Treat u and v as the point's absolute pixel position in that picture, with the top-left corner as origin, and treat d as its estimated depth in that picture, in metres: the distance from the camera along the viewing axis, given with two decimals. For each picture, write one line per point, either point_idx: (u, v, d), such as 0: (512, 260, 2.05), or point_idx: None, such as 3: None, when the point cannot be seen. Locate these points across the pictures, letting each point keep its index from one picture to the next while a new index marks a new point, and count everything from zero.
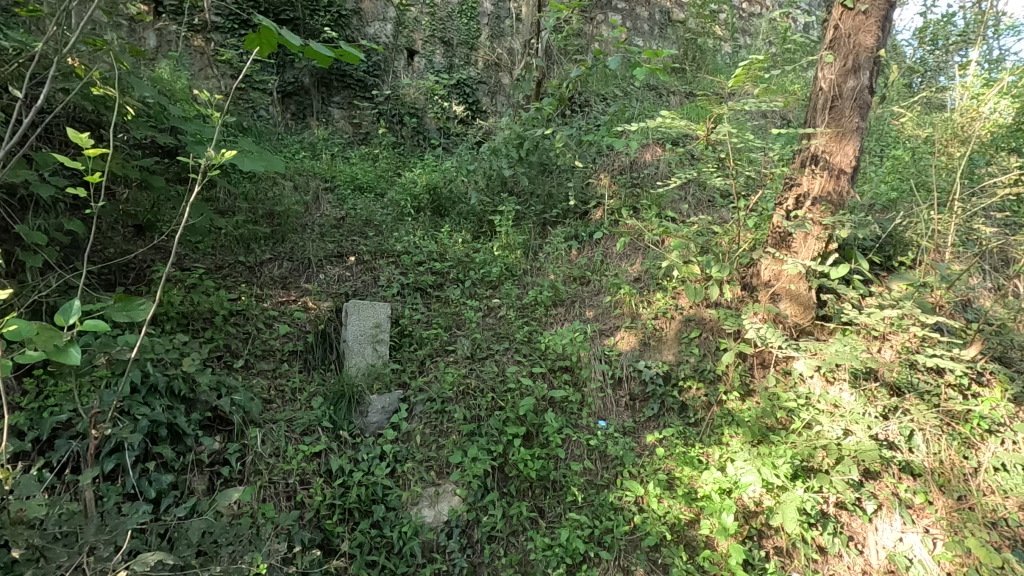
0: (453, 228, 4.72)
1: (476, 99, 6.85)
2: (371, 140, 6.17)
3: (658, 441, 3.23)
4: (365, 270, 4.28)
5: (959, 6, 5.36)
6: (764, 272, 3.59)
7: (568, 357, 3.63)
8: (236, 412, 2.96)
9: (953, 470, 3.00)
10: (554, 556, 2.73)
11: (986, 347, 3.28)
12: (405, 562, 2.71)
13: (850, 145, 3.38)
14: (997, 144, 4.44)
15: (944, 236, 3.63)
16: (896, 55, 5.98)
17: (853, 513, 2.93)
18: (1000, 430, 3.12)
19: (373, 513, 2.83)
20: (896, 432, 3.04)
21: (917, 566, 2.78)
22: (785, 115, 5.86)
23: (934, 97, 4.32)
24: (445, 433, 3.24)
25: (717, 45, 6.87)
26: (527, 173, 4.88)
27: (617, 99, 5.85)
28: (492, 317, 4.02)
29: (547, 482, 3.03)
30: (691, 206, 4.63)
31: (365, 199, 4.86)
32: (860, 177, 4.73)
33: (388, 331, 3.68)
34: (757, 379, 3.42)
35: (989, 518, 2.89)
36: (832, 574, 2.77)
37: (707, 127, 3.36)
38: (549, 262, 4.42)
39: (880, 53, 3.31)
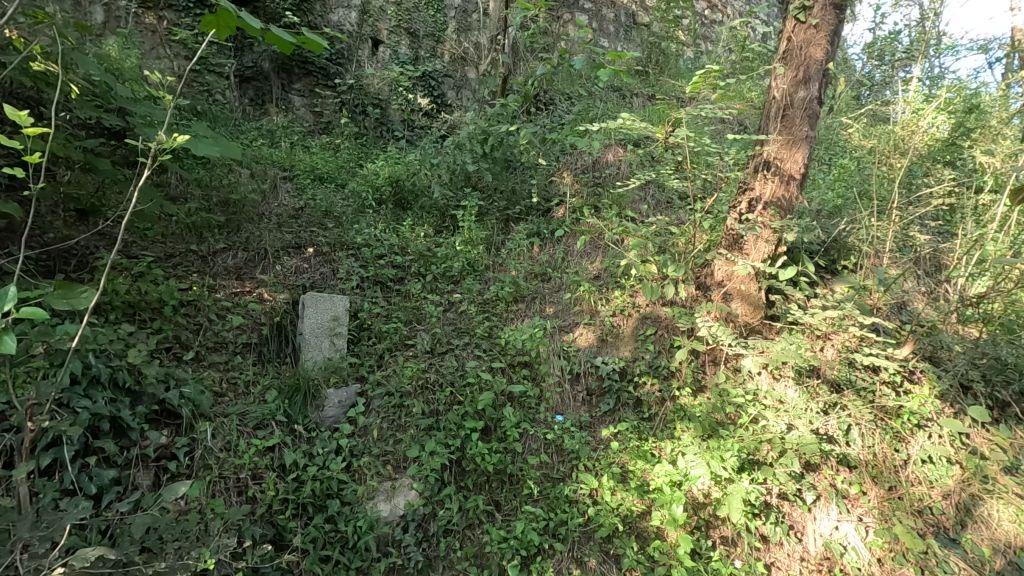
0: (415, 222, 4.68)
1: (441, 93, 6.79)
2: (333, 129, 6.05)
3: (613, 436, 3.31)
4: (323, 262, 4.21)
5: (904, 24, 5.65)
6: (717, 272, 3.72)
7: (527, 353, 3.67)
8: (184, 406, 2.87)
9: (885, 462, 3.20)
10: (509, 548, 2.77)
11: (917, 347, 3.50)
12: (360, 557, 2.69)
13: (799, 152, 3.53)
14: (934, 157, 4.72)
15: (882, 242, 3.85)
16: (846, 68, 6.27)
17: (794, 504, 3.07)
18: (928, 425, 3.33)
19: (327, 508, 2.79)
20: (834, 427, 3.26)
21: (850, 553, 2.95)
22: (742, 121, 6.06)
23: (879, 110, 4.55)
24: (402, 427, 3.23)
25: (679, 50, 7.04)
26: (491, 169, 4.89)
27: (582, 99, 5.92)
28: (453, 312, 4.02)
29: (503, 475, 3.06)
30: (650, 206, 4.74)
31: (325, 190, 4.77)
32: (809, 183, 4.96)
33: (346, 324, 3.63)
34: (709, 375, 3.54)
35: (916, 507, 3.10)
36: (773, 561, 2.91)
37: (666, 130, 3.45)
38: (511, 258, 4.45)
39: (829, 66, 3.47)
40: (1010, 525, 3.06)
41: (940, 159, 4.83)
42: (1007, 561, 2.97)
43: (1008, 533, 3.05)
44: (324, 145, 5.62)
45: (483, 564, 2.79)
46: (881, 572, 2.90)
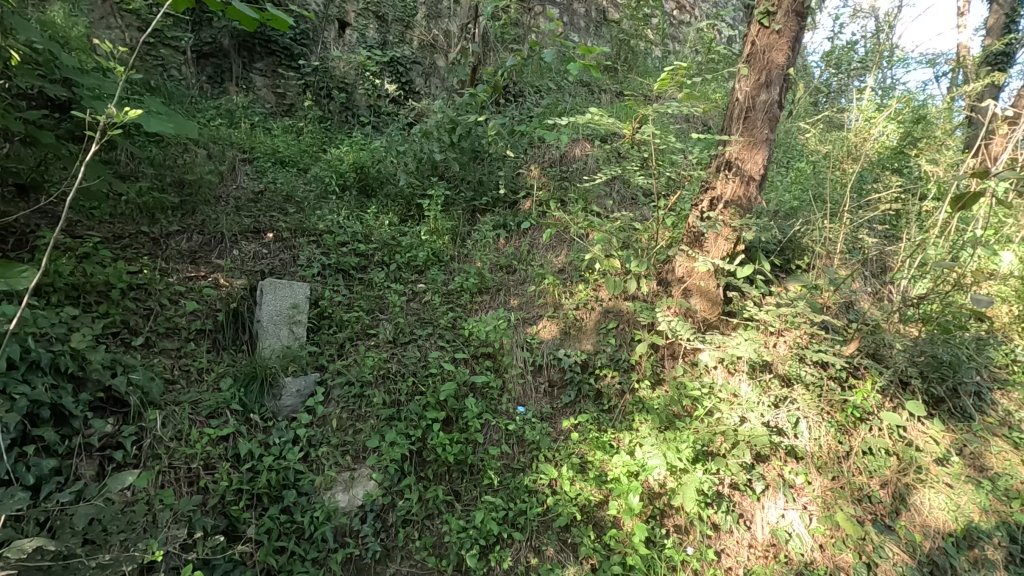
0: (379, 209, 4.61)
1: (409, 80, 6.62)
2: (296, 112, 5.88)
3: (573, 427, 3.36)
4: (283, 248, 4.09)
5: (861, 35, 5.88)
6: (678, 268, 3.81)
7: (490, 344, 3.68)
8: (133, 393, 2.76)
9: (829, 453, 3.35)
10: (468, 537, 2.79)
11: (862, 345, 3.68)
12: (316, 548, 2.65)
13: (759, 154, 3.64)
14: (884, 164, 4.94)
15: (834, 243, 4.02)
16: (806, 75, 6.49)
17: (744, 493, 3.19)
18: (870, 418, 3.51)
19: (283, 499, 2.74)
20: (784, 419, 3.37)
21: (795, 539, 3.08)
22: (706, 121, 6.21)
23: (835, 116, 4.73)
24: (362, 417, 3.19)
25: (648, 49, 7.14)
26: (458, 159, 4.85)
27: (551, 92, 5.94)
28: (416, 302, 3.98)
29: (464, 465, 3.07)
30: (615, 202, 4.80)
31: (287, 174, 4.64)
32: (768, 185, 5.13)
33: (306, 312, 3.55)
34: (667, 368, 3.63)
35: (856, 495, 3.26)
36: (723, 549, 3.01)
37: (632, 127, 3.49)
38: (477, 249, 4.44)
39: (789, 71, 3.58)
40: (939, 512, 3.26)
41: (889, 166, 5.06)
42: (936, 546, 3.17)
43: (938, 519, 3.25)
44: (287, 128, 5.45)
45: (441, 553, 2.79)
46: (822, 557, 3.04)
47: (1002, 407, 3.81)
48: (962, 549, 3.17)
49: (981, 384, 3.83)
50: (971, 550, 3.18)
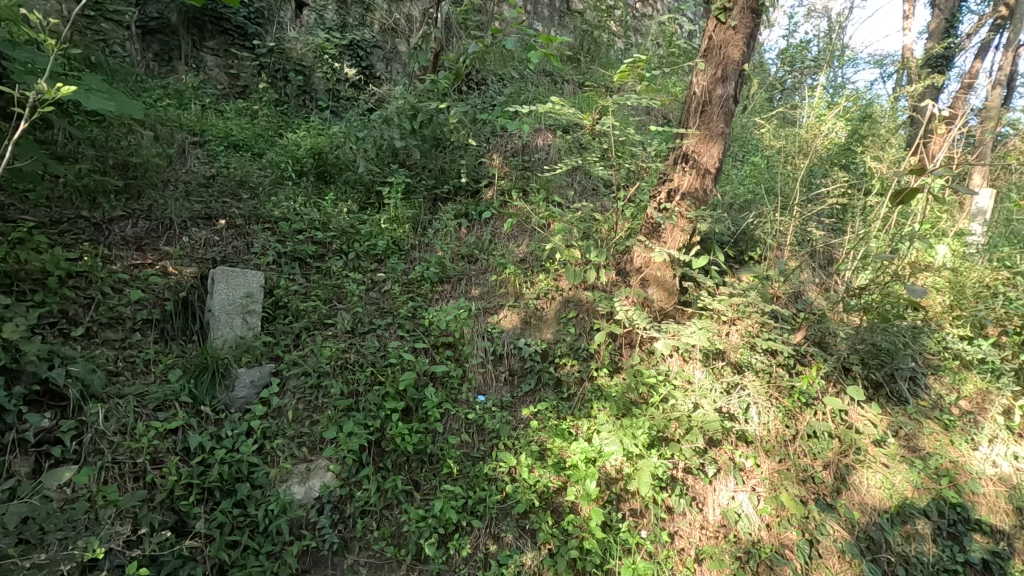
0: (338, 196, 4.50)
1: (369, 64, 6.39)
2: (250, 94, 5.66)
3: (533, 415, 3.39)
4: (237, 235, 3.96)
5: (814, 34, 6.08)
6: (636, 259, 3.88)
7: (451, 334, 3.66)
8: (72, 386, 2.64)
9: (777, 437, 3.49)
10: (427, 526, 2.79)
11: (809, 333, 3.84)
12: (271, 541, 2.60)
13: (715, 147, 3.73)
14: (832, 160, 5.14)
15: (784, 236, 4.17)
16: (762, 72, 6.68)
17: (697, 476, 3.29)
18: (814, 403, 3.68)
19: (236, 492, 2.67)
20: (735, 405, 3.48)
21: (744, 519, 3.20)
22: (666, 114, 6.32)
23: (787, 112, 4.89)
24: (320, 408, 3.14)
25: (610, 40, 7.20)
26: (419, 146, 4.77)
27: (514, 81, 5.93)
28: (376, 291, 3.92)
29: (423, 455, 3.06)
30: (577, 192, 4.84)
31: (240, 158, 4.47)
32: (724, 178, 5.29)
33: (261, 302, 3.44)
34: (625, 357, 3.71)
35: (801, 477, 3.42)
36: (676, 530, 3.10)
37: (593, 118, 3.52)
38: (438, 238, 4.41)
39: (745, 66, 3.67)
40: (875, 490, 3.46)
41: (837, 162, 5.27)
42: (872, 522, 3.37)
43: (875, 497, 3.45)
44: (241, 111, 5.25)
45: (400, 543, 2.78)
46: (769, 535, 3.18)
47: (935, 391, 4.07)
48: (896, 524, 3.38)
49: (917, 370, 4.08)
50: (904, 525, 3.40)
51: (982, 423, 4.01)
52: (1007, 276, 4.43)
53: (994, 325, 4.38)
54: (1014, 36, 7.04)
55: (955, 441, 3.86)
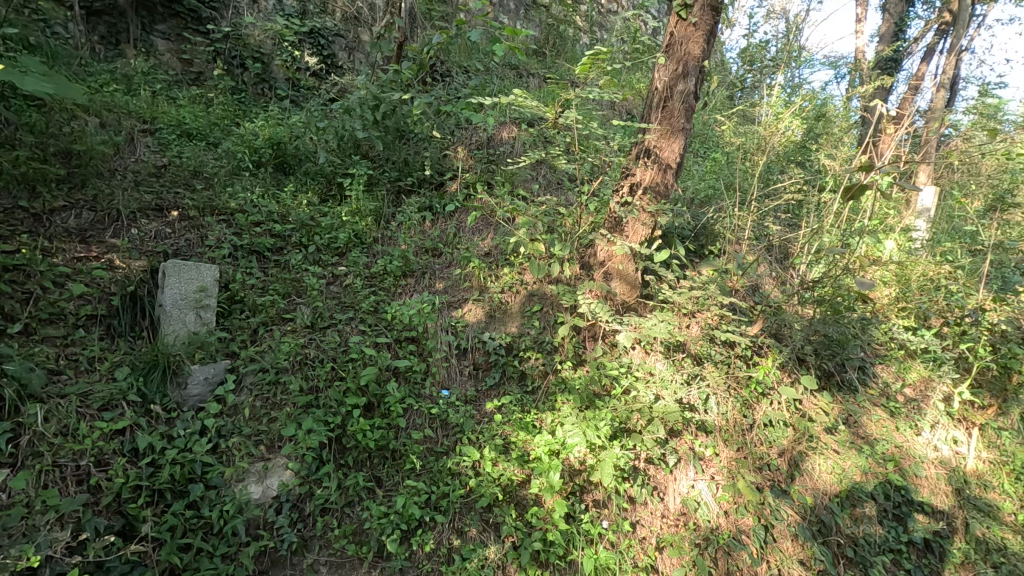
0: (297, 188, 4.38)
1: (331, 52, 6.22)
2: (205, 81, 5.44)
3: (497, 409, 3.39)
4: (189, 227, 3.80)
5: (773, 35, 6.25)
6: (599, 252, 3.92)
7: (414, 328, 3.62)
8: (8, 386, 2.49)
9: (735, 427, 3.58)
10: (389, 523, 2.75)
11: (765, 325, 3.96)
12: (226, 542, 2.53)
13: (676, 142, 3.79)
14: (788, 157, 5.31)
15: (742, 231, 4.29)
16: (723, 70, 6.83)
17: (658, 466, 3.34)
18: (770, 393, 3.79)
19: (188, 493, 2.58)
20: (696, 396, 3.56)
21: (703, 507, 3.27)
22: (630, 110, 6.40)
23: (747, 110, 5.00)
24: (278, 405, 3.05)
25: (576, 35, 7.24)
26: (382, 138, 4.69)
27: (479, 73, 5.90)
28: (337, 285, 3.83)
29: (385, 451, 3.02)
30: (541, 185, 4.85)
31: (193, 147, 4.29)
32: (685, 173, 5.40)
33: (215, 296, 3.32)
34: (588, 350, 3.75)
35: (757, 464, 3.52)
36: (638, 520, 3.14)
37: (556, 111, 3.53)
38: (401, 231, 4.35)
39: (705, 63, 3.73)
40: (826, 475, 3.61)
41: (793, 159, 5.43)
42: (823, 505, 3.51)
43: (826, 482, 3.60)
44: (194, 99, 5.05)
45: (362, 541, 2.73)
46: (726, 522, 3.26)
47: (881, 379, 4.28)
48: (846, 507, 3.53)
49: (865, 359, 4.31)
50: (852, 508, 3.55)
51: (925, 410, 4.21)
52: (948, 269, 4.65)
53: (937, 317, 4.48)
54: (957, 41, 7.38)
55: (899, 427, 4.06)
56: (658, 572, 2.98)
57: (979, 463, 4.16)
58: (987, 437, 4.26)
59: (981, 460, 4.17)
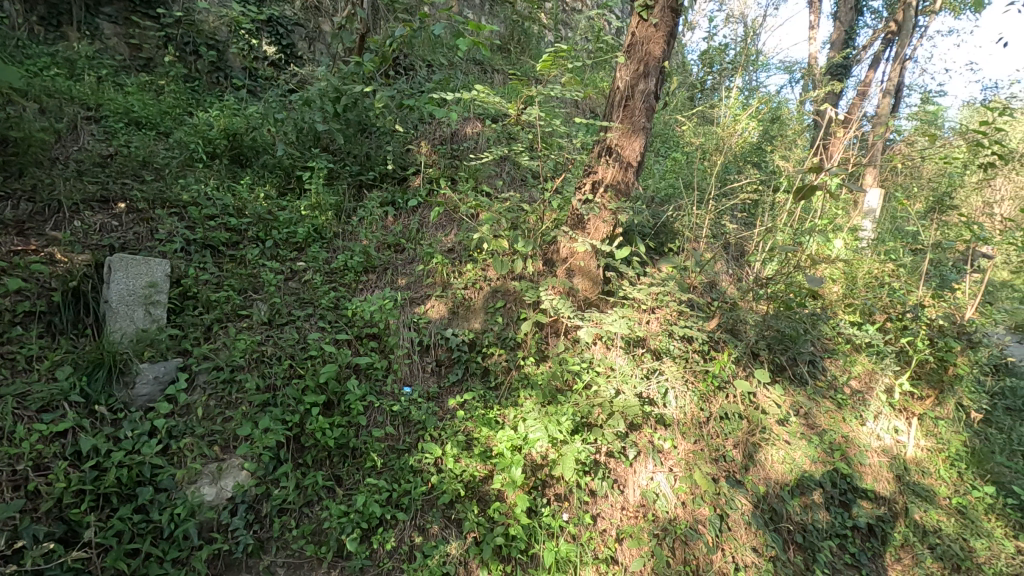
0: (254, 180, 4.25)
1: (291, 42, 6.05)
2: (156, 68, 5.21)
3: (459, 405, 3.38)
4: (138, 220, 3.64)
5: (732, 39, 6.42)
6: (562, 249, 3.95)
7: (375, 324, 3.57)
8: None
9: (692, 420, 3.68)
10: (349, 522, 2.71)
11: (722, 321, 4.09)
12: (177, 546, 2.45)
13: (637, 141, 3.87)
14: (745, 158, 5.47)
15: (700, 229, 4.41)
16: (684, 72, 6.98)
17: (619, 460, 3.40)
18: (726, 386, 3.91)
19: (136, 497, 2.48)
20: (655, 391, 3.66)
21: (661, 499, 3.35)
22: (594, 108, 6.47)
23: (707, 111, 5.12)
24: (233, 405, 2.96)
25: (541, 33, 7.26)
26: (343, 131, 4.61)
27: (443, 68, 5.86)
28: (295, 281, 3.75)
29: (346, 449, 2.97)
30: (505, 182, 4.86)
31: (142, 136, 4.11)
32: (647, 171, 5.51)
33: (166, 292, 3.19)
34: (551, 345, 3.79)
35: (713, 456, 3.63)
36: (599, 512, 3.19)
37: (519, 107, 3.53)
38: (363, 226, 4.28)
39: (665, 64, 3.80)
40: (778, 465, 3.77)
41: (750, 160, 5.60)
42: (775, 494, 3.65)
43: (778, 472, 3.75)
44: (143, 87, 4.83)
45: (320, 540, 2.68)
46: (684, 513, 3.33)
47: (830, 372, 4.48)
48: (795, 495, 3.69)
49: (816, 354, 4.50)
50: (802, 496, 3.72)
51: (869, 401, 4.43)
52: (892, 267, 4.89)
53: (881, 312, 4.73)
54: (902, 49, 7.74)
55: (846, 418, 4.28)
56: (618, 563, 3.03)
57: (918, 451, 4.39)
58: (925, 426, 4.51)
59: (920, 448, 4.40)
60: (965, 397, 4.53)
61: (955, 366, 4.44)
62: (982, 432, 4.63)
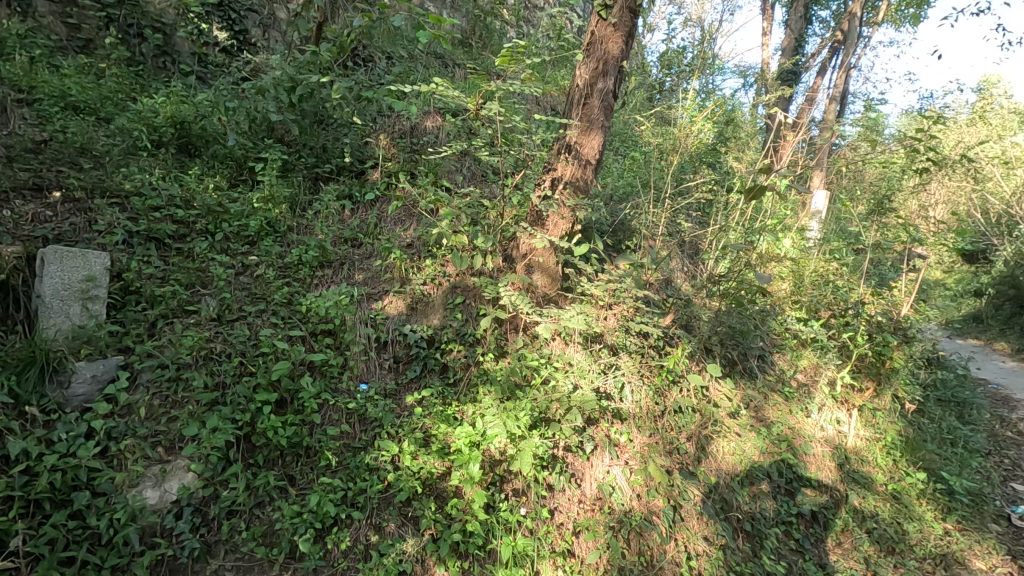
0: (203, 171, 4.08)
1: (243, 28, 5.84)
2: (96, 50, 4.92)
3: (417, 402, 3.34)
4: (76, 210, 3.44)
5: (690, 41, 6.57)
6: (521, 246, 3.97)
7: (331, 320, 3.48)
8: None
9: (648, 413, 3.76)
10: (302, 522, 2.64)
11: (676, 317, 4.19)
12: (116, 553, 2.34)
13: (595, 139, 3.91)
14: (700, 159, 5.62)
15: (656, 227, 4.51)
16: (643, 73, 7.10)
17: (576, 454, 3.45)
18: (680, 381, 4.03)
19: (71, 502, 2.36)
20: (611, 385, 3.71)
21: (617, 491, 3.40)
22: (555, 106, 6.52)
23: (665, 112, 5.23)
24: (178, 404, 2.85)
25: (503, 29, 7.25)
26: (298, 122, 4.48)
27: (402, 60, 5.78)
28: (247, 276, 3.62)
29: (299, 448, 2.90)
30: (465, 177, 4.83)
31: (80, 121, 3.87)
32: (606, 170, 5.61)
33: (105, 286, 3.03)
34: (510, 341, 3.80)
35: (667, 449, 3.72)
36: (556, 506, 3.23)
37: (478, 102, 3.50)
38: (319, 220, 4.18)
39: (624, 63, 3.85)
40: (728, 457, 3.91)
41: (705, 160, 5.76)
42: (725, 485, 3.77)
43: (728, 463, 3.89)
44: (82, 69, 4.55)
45: (272, 542, 2.61)
46: (639, 504, 3.40)
47: (778, 366, 4.68)
48: (745, 485, 3.84)
49: (764, 349, 4.69)
50: (751, 486, 3.86)
51: (813, 394, 4.64)
52: (836, 266, 5.17)
53: (825, 309, 4.98)
54: (847, 57, 8.10)
55: (792, 410, 4.47)
56: (574, 555, 3.07)
57: (858, 441, 4.61)
58: (864, 416, 4.75)
59: (860, 438, 4.64)
60: (901, 389, 4.81)
61: (891, 360, 4.71)
62: (915, 422, 4.92)
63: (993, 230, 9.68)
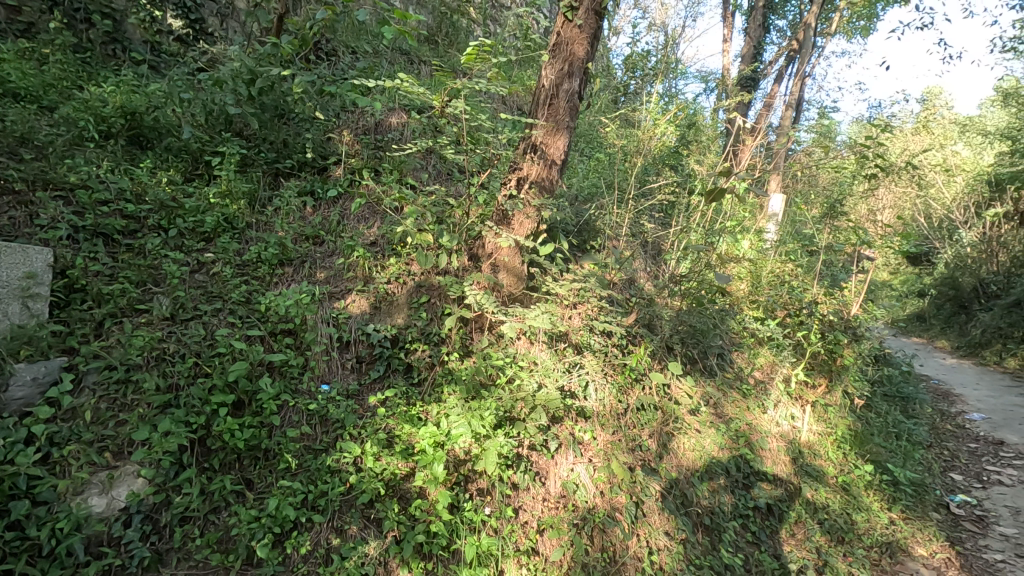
0: (155, 164, 3.92)
1: (199, 17, 5.63)
2: (39, 34, 4.65)
3: (381, 403, 3.29)
4: (15, 204, 3.25)
5: (653, 45, 6.68)
6: (487, 245, 3.96)
7: (291, 320, 3.39)
8: None
9: (611, 412, 3.80)
10: (260, 527, 2.57)
11: (639, 316, 4.26)
12: (59, 564, 2.23)
13: (561, 140, 3.95)
14: (663, 161, 5.73)
15: (620, 228, 4.58)
16: (609, 75, 7.18)
17: (541, 452, 3.46)
18: (643, 379, 4.10)
19: (9, 512, 2.23)
20: (576, 383, 3.74)
21: (581, 489, 3.43)
22: (521, 106, 6.53)
23: (629, 113, 5.30)
24: (128, 407, 2.73)
25: (470, 27, 7.22)
26: (257, 115, 4.35)
27: (367, 55, 5.69)
28: (202, 274, 3.50)
29: (257, 451, 2.82)
30: (431, 175, 4.80)
31: (20, 109, 3.64)
32: (571, 170, 5.65)
33: (47, 284, 2.87)
34: (475, 341, 3.79)
35: (630, 446, 3.78)
36: (520, 504, 3.23)
37: (443, 100, 3.47)
38: (279, 216, 4.06)
39: (588, 65, 3.89)
40: (689, 453, 4.01)
41: (667, 163, 5.88)
42: (685, 480, 3.86)
43: (688, 459, 3.99)
44: (23, 54, 4.30)
45: (228, 549, 2.53)
46: (602, 501, 3.44)
47: (737, 364, 4.81)
48: (704, 480, 3.94)
49: (723, 347, 4.82)
50: (710, 480, 3.96)
51: (769, 390, 4.80)
52: (791, 267, 5.37)
53: (781, 309, 5.15)
54: (803, 66, 8.40)
55: (749, 407, 4.61)
56: (538, 553, 3.08)
57: (811, 435, 4.79)
58: (817, 412, 4.93)
59: (813, 433, 4.82)
60: (850, 385, 5.03)
61: (841, 358, 4.92)
62: (863, 417, 5.16)
63: (935, 233, 10.25)
